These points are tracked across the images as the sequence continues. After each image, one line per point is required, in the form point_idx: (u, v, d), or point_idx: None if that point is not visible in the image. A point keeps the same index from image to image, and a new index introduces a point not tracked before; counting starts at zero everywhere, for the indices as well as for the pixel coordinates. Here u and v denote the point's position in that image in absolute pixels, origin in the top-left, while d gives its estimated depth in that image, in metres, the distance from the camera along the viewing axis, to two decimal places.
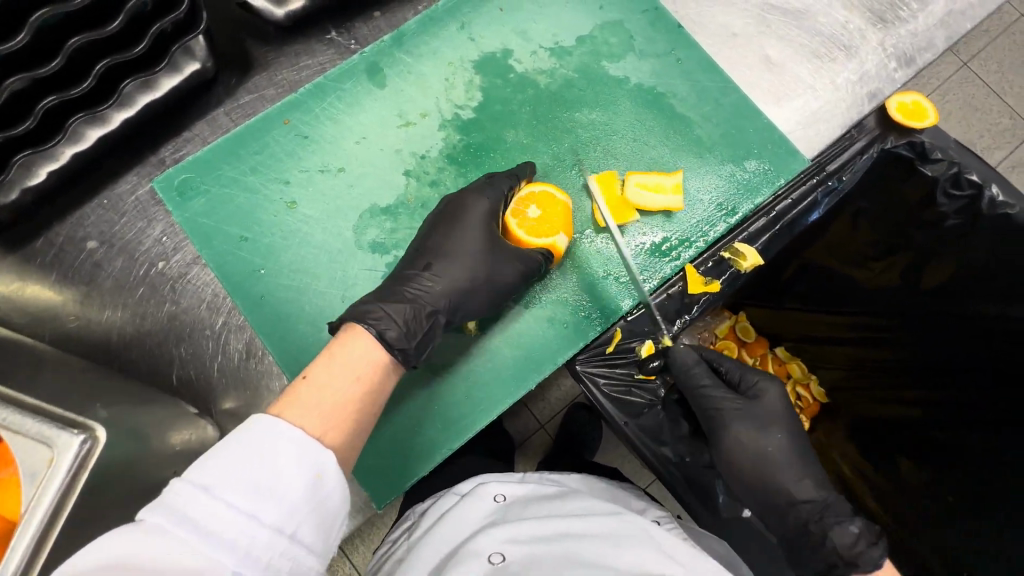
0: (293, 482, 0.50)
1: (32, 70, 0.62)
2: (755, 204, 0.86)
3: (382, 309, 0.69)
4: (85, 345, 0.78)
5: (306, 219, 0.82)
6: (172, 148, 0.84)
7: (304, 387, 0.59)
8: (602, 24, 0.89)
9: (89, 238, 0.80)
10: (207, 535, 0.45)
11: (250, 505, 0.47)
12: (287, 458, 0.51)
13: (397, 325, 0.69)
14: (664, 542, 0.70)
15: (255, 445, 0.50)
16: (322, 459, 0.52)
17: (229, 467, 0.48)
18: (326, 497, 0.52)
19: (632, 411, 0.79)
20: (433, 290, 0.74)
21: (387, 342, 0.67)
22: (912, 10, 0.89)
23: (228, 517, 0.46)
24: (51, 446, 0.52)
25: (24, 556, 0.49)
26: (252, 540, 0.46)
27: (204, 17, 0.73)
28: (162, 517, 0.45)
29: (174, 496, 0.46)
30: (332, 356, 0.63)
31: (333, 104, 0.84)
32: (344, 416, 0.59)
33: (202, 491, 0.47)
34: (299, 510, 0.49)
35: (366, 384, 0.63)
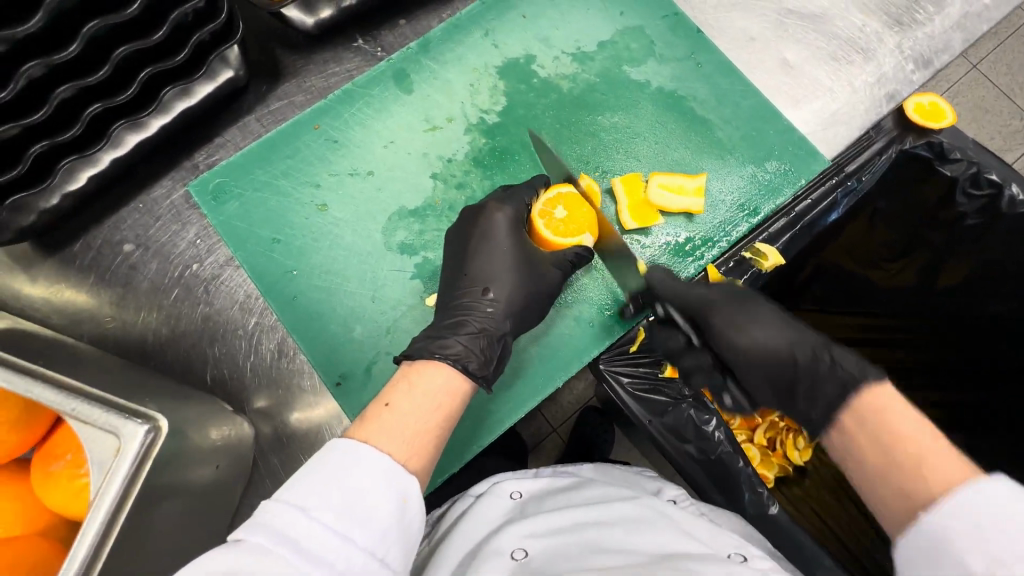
0: (382, 506, 0.50)
1: (82, 78, 0.64)
2: (776, 205, 0.88)
3: (459, 342, 0.69)
4: (122, 345, 0.80)
5: (337, 221, 0.84)
6: (206, 154, 0.86)
7: (388, 413, 0.57)
8: (623, 30, 0.91)
9: (126, 241, 0.83)
10: (307, 556, 0.45)
11: (344, 526, 0.48)
12: (376, 483, 0.50)
13: (475, 356, 0.69)
14: (680, 521, 0.71)
15: (346, 466, 0.51)
16: (408, 486, 0.52)
17: (322, 488, 0.49)
18: (411, 523, 0.52)
19: (657, 410, 0.79)
20: (498, 314, 0.75)
21: (471, 373, 0.67)
22: (927, 13, 0.91)
23: (326, 538, 0.46)
24: (117, 434, 0.54)
25: (90, 546, 0.51)
26: (348, 561, 0.47)
27: (240, 27, 0.76)
28: (263, 537, 0.45)
29: (271, 516, 0.47)
30: (411, 383, 0.61)
31: (362, 109, 0.86)
32: (428, 443, 0.57)
33: (301, 513, 0.47)
34: (389, 533, 0.50)
35: (447, 412, 0.60)
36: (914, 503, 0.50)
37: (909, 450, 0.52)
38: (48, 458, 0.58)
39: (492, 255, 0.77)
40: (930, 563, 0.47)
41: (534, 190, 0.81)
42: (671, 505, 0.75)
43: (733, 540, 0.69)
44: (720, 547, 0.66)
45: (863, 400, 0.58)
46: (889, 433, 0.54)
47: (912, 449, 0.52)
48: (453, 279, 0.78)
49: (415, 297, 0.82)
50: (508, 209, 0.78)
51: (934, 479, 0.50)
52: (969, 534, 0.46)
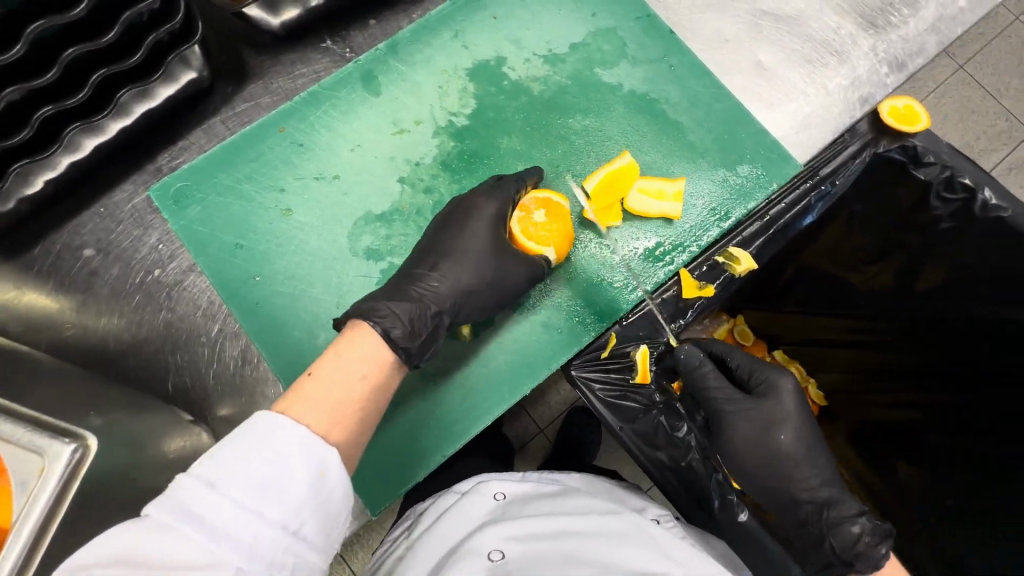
0: (296, 480, 0.49)
1: (28, 81, 0.63)
2: (747, 209, 0.87)
3: (388, 307, 0.68)
4: (82, 353, 0.78)
5: (301, 226, 0.82)
6: (169, 156, 0.84)
7: (311, 383, 0.58)
8: (595, 31, 0.90)
9: (86, 246, 0.81)
10: (213, 528, 0.45)
11: (255, 502, 0.47)
12: (290, 455, 0.50)
13: (402, 324, 0.68)
14: (662, 543, 0.70)
15: (263, 437, 0.50)
16: (326, 457, 0.52)
17: (234, 462, 0.48)
18: (331, 495, 0.52)
19: (627, 416, 0.78)
20: (441, 290, 0.74)
21: (394, 342, 0.66)
22: (902, 16, 0.90)
23: (233, 512, 0.46)
24: (41, 454, 0.53)
25: (18, 559, 0.50)
26: (257, 535, 0.46)
27: (199, 28, 0.74)
28: (169, 514, 0.45)
29: (181, 491, 0.46)
30: (340, 352, 0.63)
31: (328, 112, 0.85)
32: (350, 412, 0.58)
33: (209, 488, 0.47)
34: (303, 507, 0.49)
35: (373, 382, 0.62)
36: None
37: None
38: None
39: (463, 260, 0.77)
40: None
41: (524, 183, 0.80)
42: (654, 523, 0.74)
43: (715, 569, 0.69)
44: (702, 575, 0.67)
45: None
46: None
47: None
48: (409, 271, 0.76)
49: None
50: (477, 216, 0.77)
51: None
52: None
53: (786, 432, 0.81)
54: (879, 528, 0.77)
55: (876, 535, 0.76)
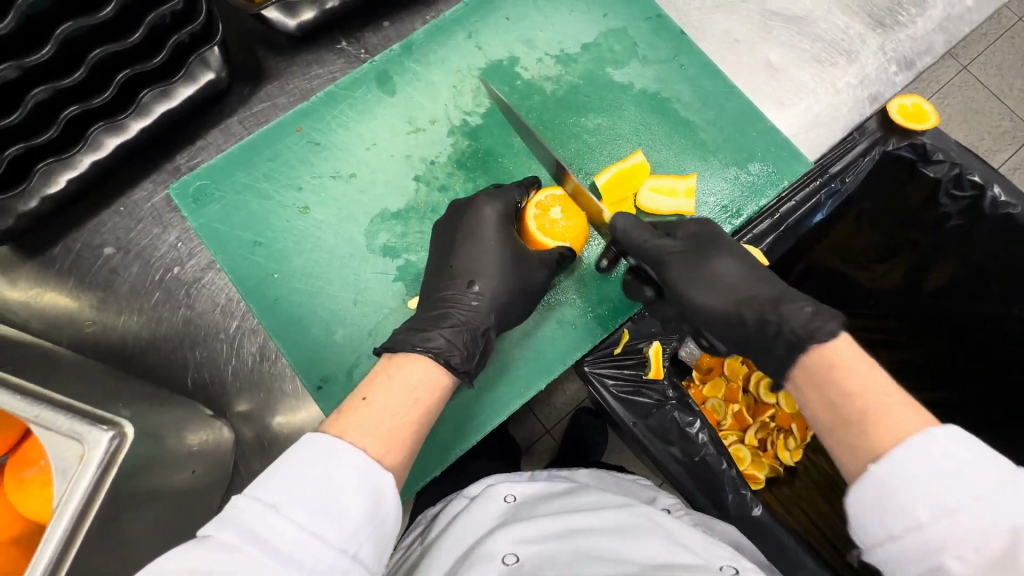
0: (354, 503, 0.49)
1: (57, 81, 0.64)
2: (759, 206, 0.88)
3: (442, 336, 0.70)
4: (102, 350, 0.79)
5: (319, 224, 0.83)
6: (187, 156, 0.86)
7: (364, 408, 0.57)
8: (607, 32, 0.91)
9: (106, 244, 0.82)
10: (271, 549, 0.45)
11: (314, 523, 0.47)
12: (347, 479, 0.50)
13: (459, 349, 0.70)
14: (673, 532, 0.70)
15: (320, 461, 0.50)
16: (382, 482, 0.52)
17: (291, 485, 0.49)
18: (385, 520, 0.52)
19: (641, 412, 0.79)
20: (482, 309, 0.75)
21: (453, 367, 0.67)
22: (910, 16, 0.91)
23: (293, 535, 0.46)
24: (81, 441, 0.53)
25: (55, 553, 0.50)
26: (317, 558, 0.46)
27: (220, 29, 0.76)
28: (231, 536, 0.45)
29: (240, 513, 0.46)
30: (389, 376, 0.62)
31: (345, 112, 0.86)
32: (404, 438, 0.57)
33: (269, 510, 0.47)
34: (360, 530, 0.49)
35: (424, 407, 0.61)
36: (861, 455, 0.51)
37: (861, 405, 0.52)
38: (23, 463, 0.58)
39: (483, 256, 0.77)
40: (881, 507, 0.49)
41: (525, 189, 0.81)
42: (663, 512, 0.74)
43: (726, 552, 0.68)
44: (711, 559, 0.66)
45: (812, 356, 0.60)
46: (845, 392, 0.54)
47: (875, 407, 0.52)
48: (441, 281, 0.77)
49: (398, 300, 0.82)
50: (499, 211, 0.78)
51: (884, 433, 0.50)
52: (915, 479, 0.47)
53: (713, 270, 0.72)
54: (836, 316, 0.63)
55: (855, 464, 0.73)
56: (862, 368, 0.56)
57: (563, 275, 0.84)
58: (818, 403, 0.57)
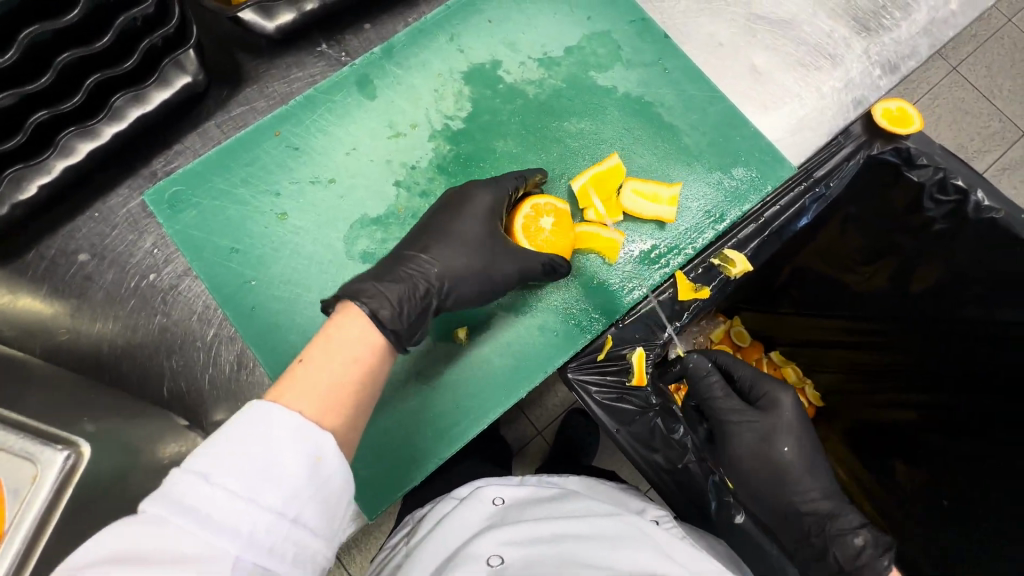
0: (292, 467, 0.49)
1: (21, 86, 0.62)
2: (742, 211, 0.87)
3: (378, 289, 0.68)
4: (76, 359, 0.78)
5: (297, 230, 0.82)
6: (164, 160, 0.84)
7: (301, 371, 0.57)
8: (590, 35, 0.90)
9: (80, 250, 0.80)
10: (207, 520, 0.45)
11: (250, 489, 0.47)
12: (284, 442, 0.50)
13: (391, 305, 0.67)
14: (662, 544, 0.71)
15: (253, 425, 0.50)
16: (322, 443, 0.52)
17: (226, 453, 0.48)
18: (327, 481, 0.51)
19: (625, 419, 0.78)
20: (430, 273, 0.75)
21: (383, 320, 0.65)
22: (895, 19, 0.91)
23: (228, 504, 0.46)
24: (33, 461, 0.52)
25: (17, 555, 0.49)
26: (254, 524, 0.46)
27: (193, 32, 0.74)
28: (163, 507, 0.45)
29: (173, 486, 0.46)
30: (328, 338, 0.61)
31: (324, 116, 0.85)
32: (343, 398, 0.57)
33: (201, 479, 0.46)
34: (300, 493, 0.49)
35: (364, 367, 0.61)
36: None
37: None
38: None
39: (468, 263, 0.77)
40: None
41: (524, 181, 0.81)
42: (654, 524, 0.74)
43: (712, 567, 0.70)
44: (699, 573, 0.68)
45: None
46: None
47: None
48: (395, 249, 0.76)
49: None
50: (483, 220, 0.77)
51: None
52: None
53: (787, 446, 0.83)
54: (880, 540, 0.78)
55: (878, 546, 0.77)
56: None
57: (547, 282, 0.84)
58: None
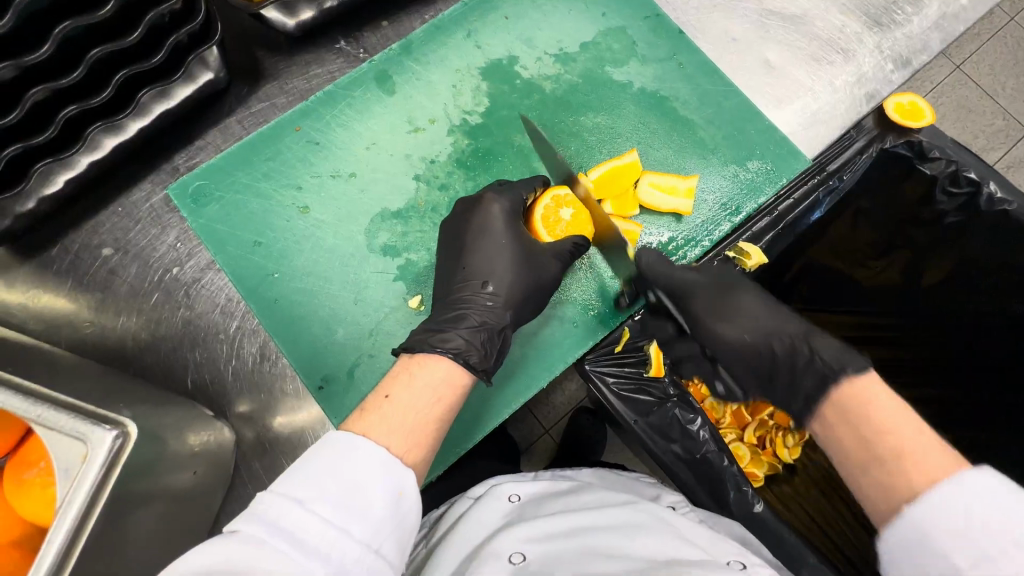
0: (379, 500, 0.50)
1: (54, 80, 0.64)
2: (758, 203, 0.88)
3: (460, 337, 0.70)
4: (101, 351, 0.79)
5: (319, 224, 0.83)
6: (187, 156, 0.85)
7: (388, 406, 0.57)
8: (605, 31, 0.91)
9: (104, 244, 0.81)
10: (303, 545, 0.46)
11: (341, 518, 0.48)
12: (371, 475, 0.51)
13: (477, 350, 0.70)
14: (681, 528, 0.70)
15: (344, 456, 0.51)
16: (405, 480, 0.53)
17: (318, 481, 0.49)
18: (406, 516, 0.52)
19: (642, 410, 0.80)
20: (497, 308, 0.75)
21: (473, 367, 0.67)
22: (906, 14, 0.92)
23: (322, 531, 0.47)
24: (84, 440, 0.53)
25: (54, 559, 0.50)
26: (344, 553, 0.47)
27: (219, 28, 0.75)
28: (260, 528, 0.46)
29: (268, 507, 0.47)
30: (412, 374, 0.62)
31: (344, 111, 0.86)
32: (425, 435, 0.58)
33: (296, 504, 0.47)
34: (383, 528, 0.50)
35: (446, 404, 0.61)
36: (895, 497, 0.52)
37: (893, 447, 0.53)
38: (24, 464, 0.58)
39: (492, 255, 0.77)
40: (917, 549, 0.49)
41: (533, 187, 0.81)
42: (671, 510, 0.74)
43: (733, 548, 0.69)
44: (720, 554, 0.66)
45: (841, 390, 0.61)
46: (875, 429, 0.55)
47: (904, 444, 0.53)
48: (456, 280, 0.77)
49: (398, 299, 0.81)
50: (504, 212, 0.78)
51: (921, 474, 0.51)
52: (938, 535, 0.48)
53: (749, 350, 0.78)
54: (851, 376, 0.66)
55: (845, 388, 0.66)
56: (894, 409, 0.56)
57: (570, 280, 0.86)
58: (849, 441, 0.57)
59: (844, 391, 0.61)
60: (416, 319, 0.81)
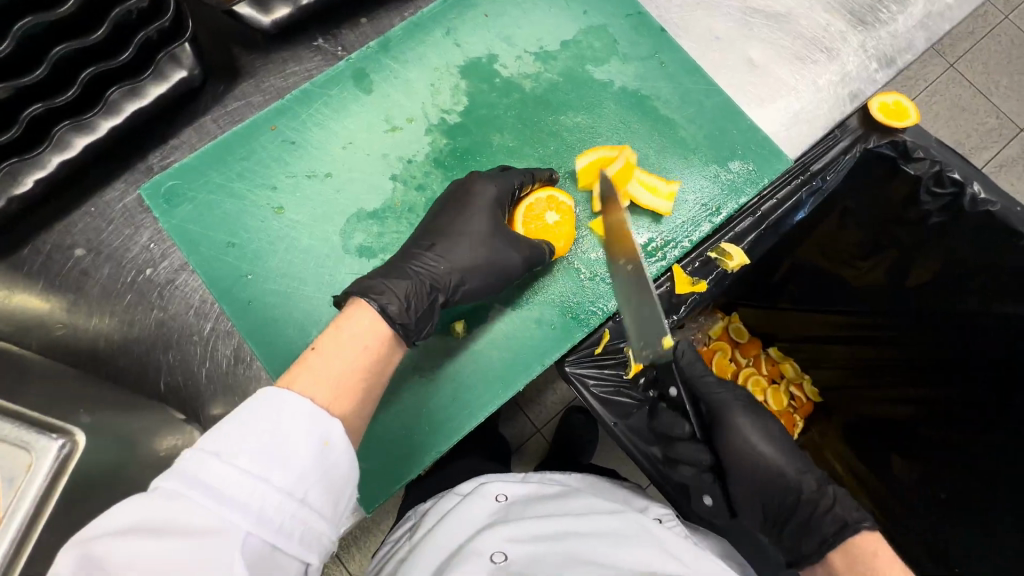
0: (301, 449, 0.51)
1: (16, 79, 0.62)
2: (739, 205, 0.86)
3: (385, 285, 0.69)
4: (73, 353, 0.77)
5: (294, 224, 0.82)
6: (161, 155, 0.84)
7: (313, 357, 0.60)
8: (586, 29, 0.90)
9: (77, 245, 0.80)
10: (222, 496, 0.47)
11: (261, 468, 0.49)
12: (295, 427, 0.52)
13: (399, 300, 0.68)
14: (666, 542, 0.71)
15: (266, 410, 0.52)
16: (329, 428, 0.54)
17: (239, 434, 0.50)
18: (333, 464, 0.53)
19: (623, 412, 0.79)
20: (438, 270, 0.75)
21: (391, 317, 0.66)
22: (891, 13, 0.91)
23: (241, 481, 0.48)
24: (28, 449, 0.52)
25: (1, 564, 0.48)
26: (265, 501, 0.48)
27: (189, 26, 0.74)
28: (179, 483, 0.47)
29: (186, 463, 0.47)
30: (340, 328, 0.64)
31: (320, 110, 0.85)
32: (352, 387, 0.60)
33: (215, 457, 0.48)
34: (307, 475, 0.51)
35: (374, 354, 0.63)
36: None
37: None
38: None
39: (471, 258, 0.77)
40: None
41: (532, 177, 0.81)
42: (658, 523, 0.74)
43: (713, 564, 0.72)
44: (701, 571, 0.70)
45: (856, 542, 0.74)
46: None
47: None
48: (409, 253, 0.76)
49: None
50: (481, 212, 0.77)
51: None
52: None
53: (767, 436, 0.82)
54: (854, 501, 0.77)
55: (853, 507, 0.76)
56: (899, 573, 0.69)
57: (545, 277, 0.84)
58: None
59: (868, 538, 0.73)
60: None
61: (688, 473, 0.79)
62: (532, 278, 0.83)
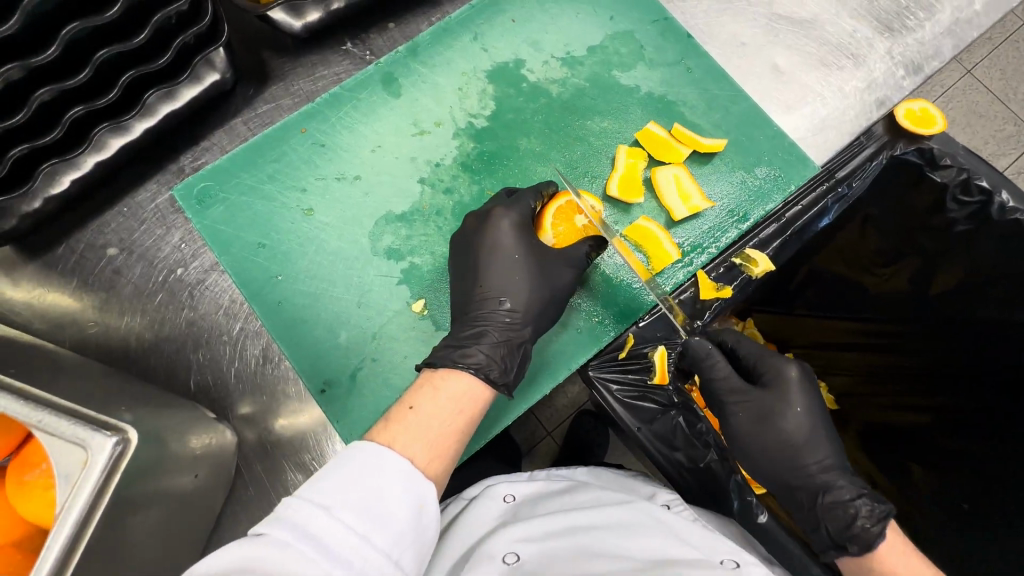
0: (401, 511, 0.50)
1: (62, 81, 0.64)
2: (766, 210, 0.87)
3: (480, 352, 0.70)
4: (104, 352, 0.79)
5: (323, 226, 0.83)
6: (192, 156, 0.85)
7: (412, 417, 0.59)
8: (613, 35, 0.91)
9: (109, 245, 0.82)
10: (328, 551, 0.46)
11: (364, 527, 0.48)
12: (393, 486, 0.51)
13: (497, 364, 0.70)
14: (677, 528, 0.68)
15: (367, 467, 0.52)
16: (425, 492, 0.53)
17: (343, 487, 0.50)
18: (424, 529, 0.52)
19: (647, 417, 0.78)
20: (517, 324, 0.75)
21: (493, 382, 0.68)
22: (918, 20, 0.90)
23: (345, 537, 0.47)
24: (85, 447, 0.53)
25: (57, 558, 0.50)
26: (366, 560, 0.47)
27: (225, 30, 0.75)
28: (287, 532, 0.45)
29: (295, 512, 0.47)
30: (437, 387, 0.64)
31: (350, 114, 0.86)
32: (447, 448, 0.59)
33: (322, 511, 0.47)
34: (403, 538, 0.50)
35: (467, 418, 0.63)
36: None
37: None
38: (25, 466, 0.58)
39: (501, 264, 0.77)
40: None
41: (540, 195, 0.80)
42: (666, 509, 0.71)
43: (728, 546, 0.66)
44: (712, 551, 0.65)
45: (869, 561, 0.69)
46: None
47: None
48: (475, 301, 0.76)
49: (401, 303, 0.81)
50: (508, 215, 0.77)
51: None
52: None
53: (792, 415, 0.78)
54: (878, 511, 0.71)
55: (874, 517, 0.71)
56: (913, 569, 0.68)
57: (577, 295, 0.85)
58: None
59: (867, 558, 0.70)
60: (420, 323, 0.81)
61: (711, 478, 0.78)
62: (569, 303, 0.84)
